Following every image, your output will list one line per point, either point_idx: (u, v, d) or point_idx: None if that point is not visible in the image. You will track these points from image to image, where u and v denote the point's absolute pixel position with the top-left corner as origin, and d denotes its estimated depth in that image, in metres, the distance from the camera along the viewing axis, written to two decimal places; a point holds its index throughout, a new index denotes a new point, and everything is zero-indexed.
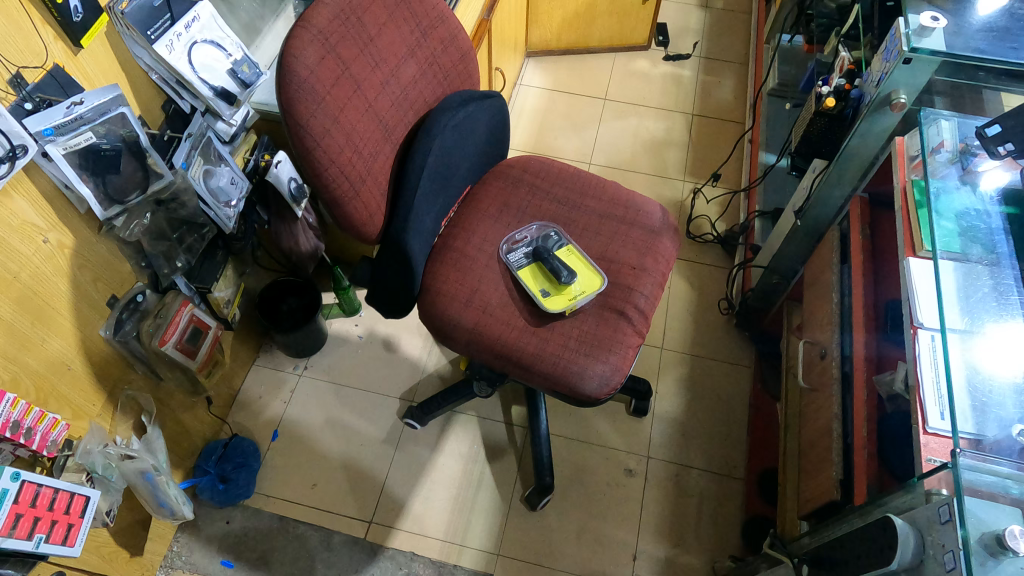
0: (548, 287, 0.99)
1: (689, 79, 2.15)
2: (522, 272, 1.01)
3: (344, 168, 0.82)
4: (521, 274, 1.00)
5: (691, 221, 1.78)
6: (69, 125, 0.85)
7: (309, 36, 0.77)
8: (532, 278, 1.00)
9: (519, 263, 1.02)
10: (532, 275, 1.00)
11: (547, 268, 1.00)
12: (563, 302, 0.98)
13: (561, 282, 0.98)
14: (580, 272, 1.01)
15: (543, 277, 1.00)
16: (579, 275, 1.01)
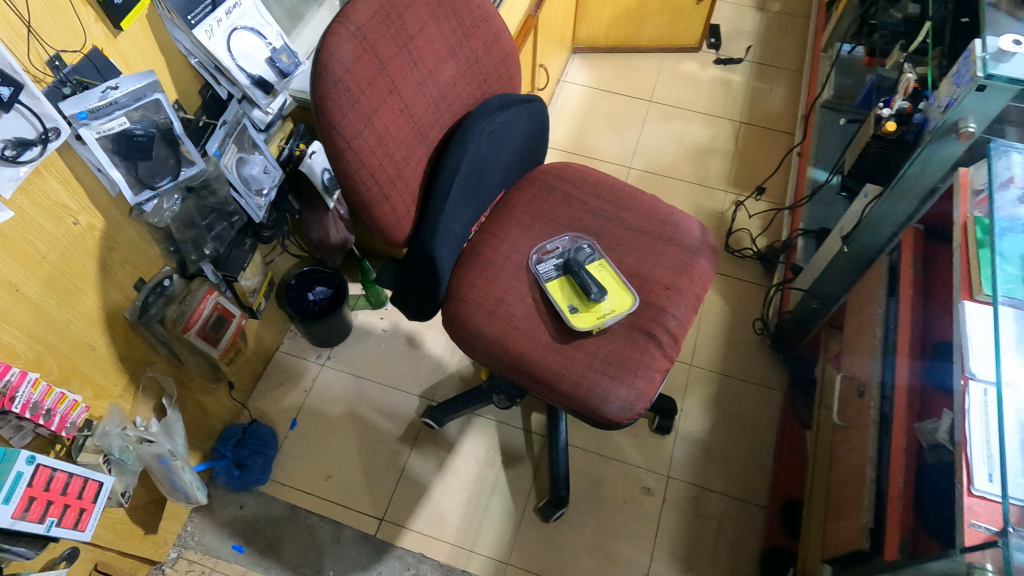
0: (576, 303, 0.96)
1: (739, 85, 2.08)
2: (550, 285, 0.97)
3: (372, 171, 0.79)
4: (550, 286, 0.97)
5: (731, 235, 1.73)
6: (104, 109, 0.84)
7: (347, 33, 0.75)
8: (560, 293, 0.97)
9: (549, 275, 0.99)
10: (561, 289, 0.97)
11: (576, 283, 0.96)
12: (591, 320, 0.94)
13: (590, 298, 0.94)
14: (612, 288, 0.97)
15: (572, 292, 0.97)
16: (609, 292, 0.97)
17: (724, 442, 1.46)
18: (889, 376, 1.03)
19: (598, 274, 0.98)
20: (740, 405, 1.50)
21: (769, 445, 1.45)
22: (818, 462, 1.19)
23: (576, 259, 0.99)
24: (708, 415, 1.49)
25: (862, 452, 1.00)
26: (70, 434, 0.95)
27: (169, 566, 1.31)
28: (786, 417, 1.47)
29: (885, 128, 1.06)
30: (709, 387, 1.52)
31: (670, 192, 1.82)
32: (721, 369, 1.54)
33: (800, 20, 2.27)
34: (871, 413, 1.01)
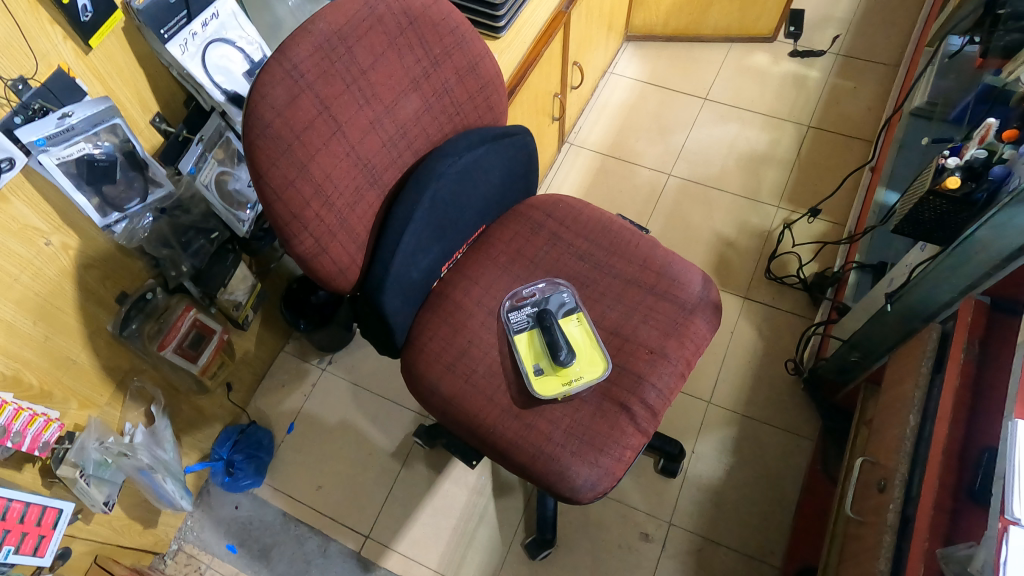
0: (540, 364, 0.88)
1: (816, 83, 1.84)
2: (518, 340, 0.90)
3: (308, 224, 0.73)
4: (518, 341, 0.90)
5: (774, 259, 1.55)
6: (62, 134, 0.79)
7: (281, 73, 0.67)
8: (527, 350, 0.89)
9: (518, 328, 0.91)
10: (529, 346, 0.89)
11: (546, 342, 0.88)
12: (556, 387, 0.86)
13: (558, 363, 0.86)
14: (584, 349, 0.89)
15: (540, 351, 0.89)
16: (581, 354, 0.88)
17: (737, 493, 1.33)
18: (916, 475, 0.88)
19: (571, 330, 0.90)
20: (763, 453, 1.36)
21: (789, 502, 1.31)
22: (832, 544, 1.06)
23: (549, 312, 0.90)
24: (724, 460, 1.36)
25: (872, 558, 0.86)
26: (44, 455, 0.94)
27: (170, 557, 1.33)
28: (812, 472, 1.31)
29: (948, 183, 0.90)
30: (728, 429, 1.39)
31: (713, 204, 1.66)
32: (743, 410, 1.40)
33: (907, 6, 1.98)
34: (888, 515, 0.87)
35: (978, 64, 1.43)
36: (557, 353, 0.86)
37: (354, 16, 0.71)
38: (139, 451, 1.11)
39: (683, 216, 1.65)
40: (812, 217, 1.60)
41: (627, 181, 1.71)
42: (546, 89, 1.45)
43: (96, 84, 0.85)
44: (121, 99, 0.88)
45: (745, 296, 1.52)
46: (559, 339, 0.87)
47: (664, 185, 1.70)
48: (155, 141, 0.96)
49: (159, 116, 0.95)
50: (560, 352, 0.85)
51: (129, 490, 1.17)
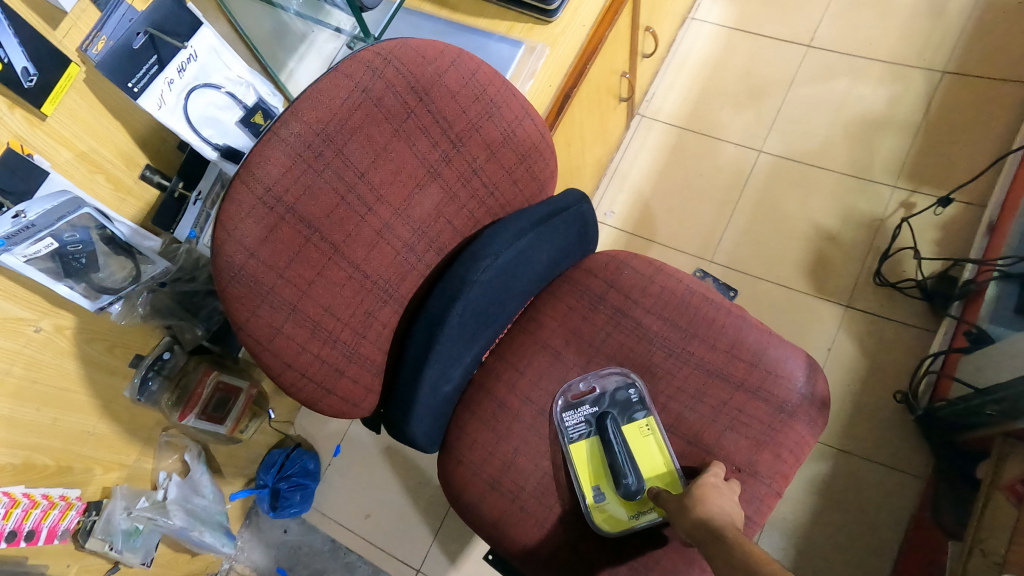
0: (606, 487, 0.73)
1: (959, 11, 1.47)
2: (575, 451, 0.75)
3: (308, 369, 0.59)
4: (574, 454, 0.75)
5: (888, 258, 1.31)
6: (22, 233, 0.68)
7: (250, 201, 0.51)
8: (586, 465, 0.74)
9: (575, 434, 0.76)
10: (587, 459, 0.75)
11: (609, 460, 0.73)
12: (620, 518, 0.72)
13: (624, 493, 0.72)
14: (653, 466, 0.74)
15: (601, 468, 0.74)
16: (648, 472, 0.73)
17: (826, 538, 1.18)
18: None
19: (637, 442, 0.74)
20: (858, 490, 1.19)
21: (888, 551, 1.15)
22: None
23: (612, 418, 0.74)
24: (810, 500, 1.21)
25: None
26: (66, 539, 0.92)
27: None
28: (921, 519, 1.12)
29: None
30: (818, 467, 1.22)
31: (811, 188, 1.40)
32: (838, 444, 1.23)
33: None
34: None
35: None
36: (625, 480, 0.72)
37: (343, 105, 0.53)
38: (171, 512, 1.09)
39: (776, 206, 1.40)
40: (941, 207, 1.31)
41: (708, 161, 1.47)
42: (613, 69, 1.19)
43: (63, 151, 0.72)
44: (97, 160, 0.76)
45: (846, 304, 1.30)
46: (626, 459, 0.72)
47: (753, 162, 1.45)
48: (148, 197, 0.85)
49: (149, 168, 0.83)
50: (629, 479, 0.72)
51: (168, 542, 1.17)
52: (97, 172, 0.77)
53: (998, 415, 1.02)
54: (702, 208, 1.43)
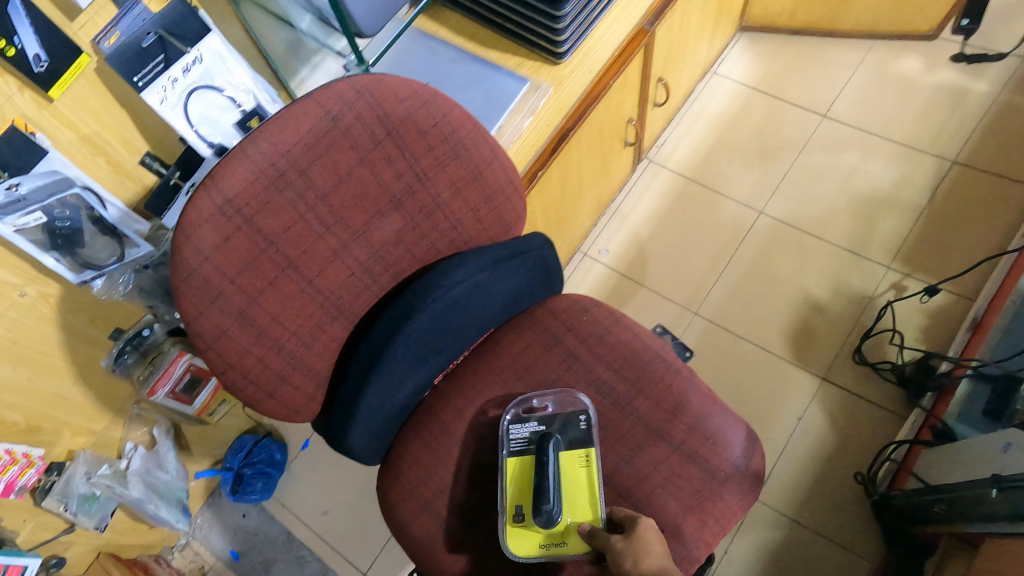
0: (525, 508, 0.73)
1: (978, 101, 1.48)
2: (509, 461, 0.75)
3: (249, 372, 0.61)
4: (508, 465, 0.75)
5: (869, 337, 1.30)
6: (15, 205, 0.74)
7: (210, 209, 0.54)
8: (513, 478, 0.75)
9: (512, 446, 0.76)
10: (518, 473, 0.75)
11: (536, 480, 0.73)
12: (528, 541, 0.72)
13: (540, 516, 0.71)
14: (579, 497, 0.73)
15: (528, 487, 0.74)
16: (572, 503, 0.73)
17: None
18: None
19: (571, 471, 0.75)
20: (803, 564, 1.17)
21: None
22: None
23: (554, 440, 0.75)
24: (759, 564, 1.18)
25: None
26: (21, 495, 0.97)
27: (178, 550, 1.37)
28: None
29: None
30: (772, 533, 1.19)
31: (806, 254, 1.41)
32: (796, 511, 1.21)
33: None
34: None
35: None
36: (544, 506, 0.71)
37: (309, 131, 0.56)
38: (130, 483, 1.13)
39: (769, 267, 1.41)
40: (927, 295, 1.31)
41: (708, 215, 1.47)
42: (621, 112, 1.21)
43: (67, 133, 0.78)
44: (99, 144, 0.82)
45: (823, 376, 1.30)
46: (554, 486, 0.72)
47: (752, 222, 1.45)
48: (146, 181, 0.90)
49: (150, 156, 0.88)
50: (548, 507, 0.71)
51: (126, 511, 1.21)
52: (98, 154, 0.82)
53: (944, 513, 0.98)
54: (696, 258, 1.44)
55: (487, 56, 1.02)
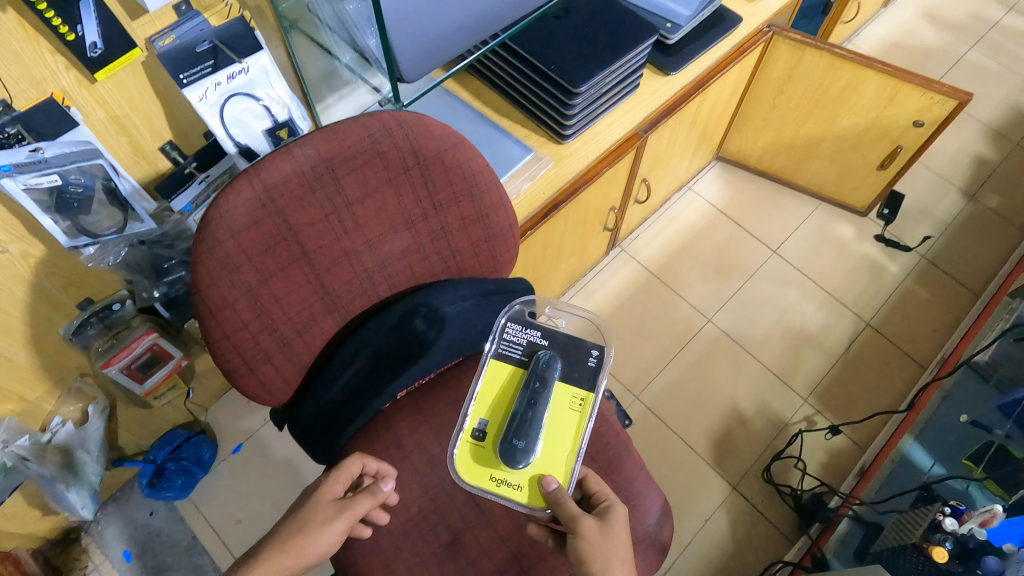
0: (493, 434, 0.70)
1: (890, 281, 1.65)
2: (499, 367, 0.72)
3: (239, 344, 0.67)
4: (492, 367, 0.72)
5: (778, 459, 1.41)
6: (33, 166, 0.75)
7: (249, 194, 0.61)
8: (494, 393, 0.71)
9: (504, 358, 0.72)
10: (502, 386, 0.71)
11: (517, 402, 0.69)
12: (483, 472, 0.68)
13: (508, 442, 0.67)
14: (555, 443, 0.69)
15: (504, 408, 0.70)
16: (546, 448, 0.68)
17: None
18: None
19: (559, 409, 0.70)
20: None
21: None
22: None
23: (551, 365, 0.71)
24: None
25: None
26: None
27: (62, 546, 1.31)
28: None
29: None
30: None
31: (741, 368, 1.53)
32: None
33: (1009, 231, 1.73)
34: None
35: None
36: (512, 441, 0.67)
37: (351, 146, 0.65)
38: (48, 459, 1.10)
39: (706, 372, 1.52)
40: (831, 433, 1.45)
41: (663, 311, 1.60)
42: (603, 202, 1.33)
43: (99, 111, 0.81)
44: (126, 126, 0.85)
45: (734, 484, 1.39)
46: (533, 420, 0.68)
47: (699, 328, 1.58)
48: (160, 167, 0.94)
49: (170, 144, 0.92)
50: (516, 441, 0.67)
51: (27, 491, 1.15)
52: (122, 134, 0.86)
53: None
54: (645, 347, 1.54)
55: (502, 122, 1.15)
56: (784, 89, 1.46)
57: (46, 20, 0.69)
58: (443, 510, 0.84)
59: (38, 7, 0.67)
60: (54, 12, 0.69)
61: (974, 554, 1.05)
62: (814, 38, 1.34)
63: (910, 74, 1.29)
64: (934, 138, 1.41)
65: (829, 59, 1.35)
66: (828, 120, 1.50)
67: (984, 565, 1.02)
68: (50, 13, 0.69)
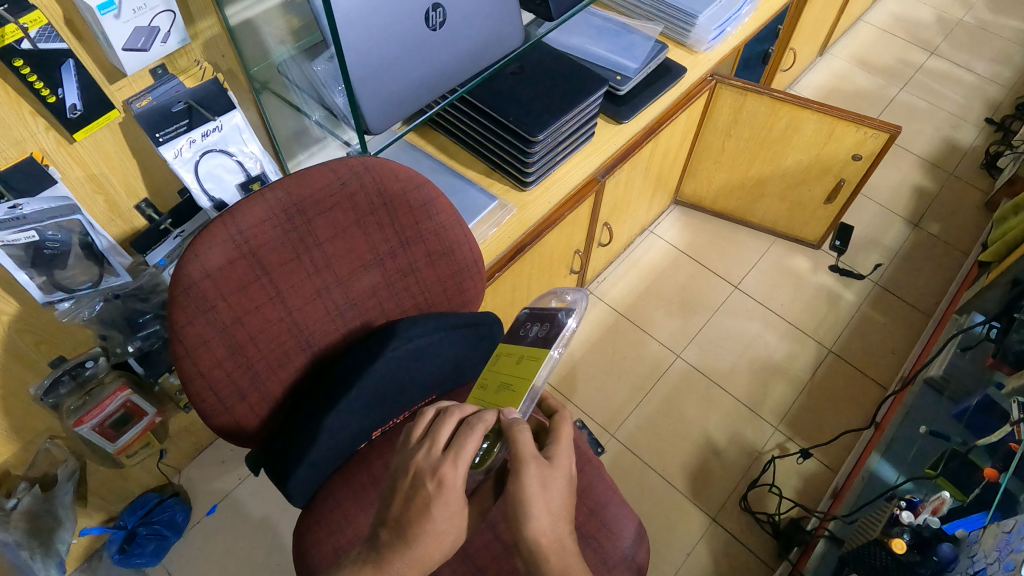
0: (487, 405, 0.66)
1: (847, 308, 1.72)
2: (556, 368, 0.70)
3: (213, 381, 0.70)
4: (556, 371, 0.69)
5: (754, 488, 1.43)
6: (12, 222, 0.78)
7: (223, 236, 0.65)
8: (526, 369, 0.68)
9: (541, 338, 0.71)
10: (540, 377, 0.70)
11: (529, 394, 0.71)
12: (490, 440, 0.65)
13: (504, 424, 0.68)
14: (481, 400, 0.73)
15: None
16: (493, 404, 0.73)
17: None
18: None
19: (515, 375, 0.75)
20: None
21: None
22: None
23: None
24: None
25: None
26: None
27: None
28: None
29: None
30: None
31: (712, 402, 1.56)
32: None
33: (953, 255, 1.82)
34: None
35: (990, 362, 1.30)
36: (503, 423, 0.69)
37: (320, 191, 0.70)
38: (11, 525, 1.07)
39: (678, 407, 1.55)
40: (802, 457, 1.47)
41: (633, 349, 1.64)
42: (567, 246, 1.39)
43: (77, 170, 0.85)
44: (103, 184, 0.89)
45: (713, 516, 1.40)
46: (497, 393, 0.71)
47: (668, 364, 1.61)
48: (136, 224, 0.97)
49: (146, 202, 0.96)
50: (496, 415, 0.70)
51: None
52: (98, 192, 0.89)
53: None
54: (617, 385, 1.58)
55: (466, 173, 1.21)
56: (731, 133, 1.56)
57: (30, 84, 0.73)
58: None
59: (21, 71, 0.71)
60: (37, 77, 0.73)
61: (931, 543, 1.02)
62: (753, 84, 1.45)
63: (843, 112, 1.39)
64: (872, 170, 1.51)
65: (769, 102, 1.45)
66: (774, 160, 1.59)
67: (939, 553, 0.99)
68: (34, 78, 0.73)
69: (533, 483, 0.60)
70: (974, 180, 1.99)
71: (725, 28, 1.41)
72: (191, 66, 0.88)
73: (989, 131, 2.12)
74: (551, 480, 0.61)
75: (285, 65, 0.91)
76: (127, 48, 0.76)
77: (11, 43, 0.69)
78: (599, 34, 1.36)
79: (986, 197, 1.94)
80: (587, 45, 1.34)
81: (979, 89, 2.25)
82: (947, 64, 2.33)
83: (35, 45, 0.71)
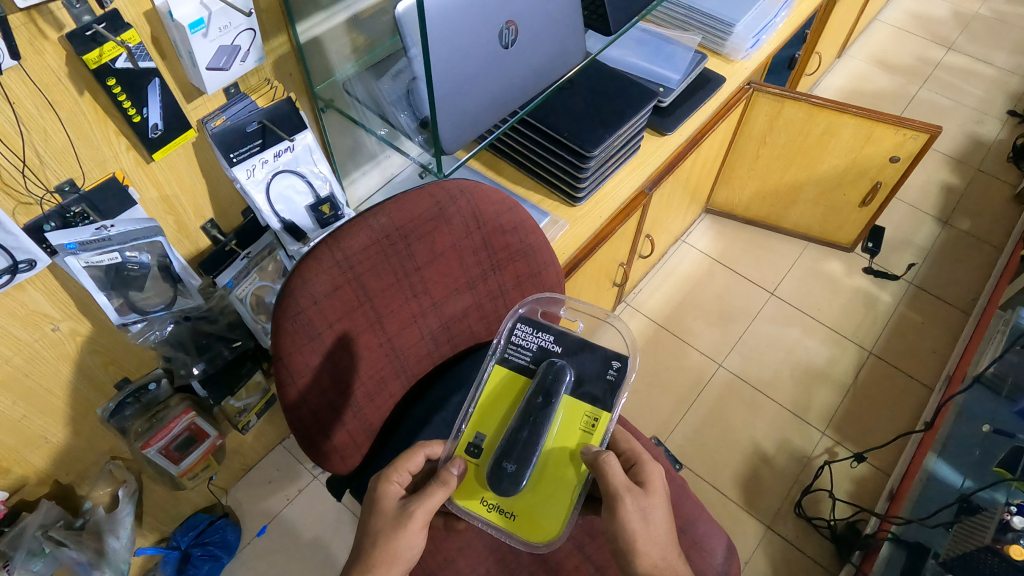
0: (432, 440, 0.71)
1: (884, 310, 1.73)
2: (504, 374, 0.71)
3: (316, 410, 0.69)
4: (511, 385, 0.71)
5: (808, 494, 1.43)
6: (97, 243, 0.77)
7: (330, 262, 0.64)
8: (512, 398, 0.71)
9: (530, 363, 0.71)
10: (507, 393, 0.71)
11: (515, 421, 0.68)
12: (483, 489, 0.68)
13: (503, 486, 0.66)
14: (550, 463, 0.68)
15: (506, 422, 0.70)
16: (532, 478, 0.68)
17: None
18: None
19: (569, 427, 0.69)
20: None
21: None
22: None
23: (558, 378, 0.69)
24: None
25: None
26: None
27: None
28: None
29: None
30: None
31: (757, 410, 1.55)
32: None
33: (986, 251, 1.83)
34: None
35: None
36: (501, 466, 0.66)
37: (419, 216, 0.69)
38: (84, 542, 1.05)
39: (724, 415, 1.54)
40: (854, 462, 1.47)
41: (675, 359, 1.63)
42: (613, 258, 1.39)
43: (151, 191, 0.84)
44: (175, 206, 0.88)
45: (767, 524, 1.39)
46: (536, 438, 0.67)
47: (711, 373, 1.61)
48: (201, 245, 0.96)
49: (211, 223, 0.94)
50: (506, 466, 0.66)
51: None
52: (170, 213, 0.88)
53: None
54: (662, 397, 1.57)
55: (518, 189, 1.21)
56: (766, 140, 1.56)
57: (118, 103, 0.72)
58: (508, 567, 0.83)
59: (113, 90, 0.70)
60: (125, 95, 0.72)
61: None
62: (790, 91, 1.45)
63: (883, 114, 1.40)
64: (909, 172, 1.53)
65: (807, 109, 1.46)
66: (809, 166, 1.60)
67: None
68: (123, 97, 0.72)
69: (633, 515, 0.64)
70: (1001, 175, 2.01)
71: (759, 37, 1.41)
72: (262, 85, 0.85)
73: (1013, 126, 2.14)
74: (650, 509, 0.65)
75: (350, 83, 0.91)
76: (210, 67, 0.74)
77: (106, 62, 0.68)
78: (639, 46, 1.37)
79: (1015, 191, 1.96)
80: (627, 58, 1.35)
81: (1000, 83, 2.27)
82: (966, 59, 2.35)
83: (133, 62, 0.70)
